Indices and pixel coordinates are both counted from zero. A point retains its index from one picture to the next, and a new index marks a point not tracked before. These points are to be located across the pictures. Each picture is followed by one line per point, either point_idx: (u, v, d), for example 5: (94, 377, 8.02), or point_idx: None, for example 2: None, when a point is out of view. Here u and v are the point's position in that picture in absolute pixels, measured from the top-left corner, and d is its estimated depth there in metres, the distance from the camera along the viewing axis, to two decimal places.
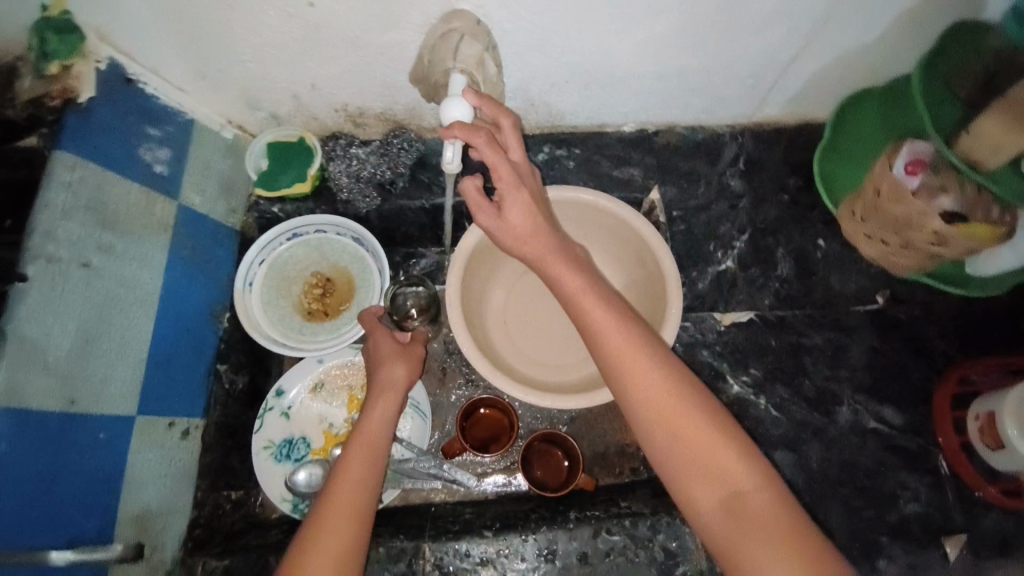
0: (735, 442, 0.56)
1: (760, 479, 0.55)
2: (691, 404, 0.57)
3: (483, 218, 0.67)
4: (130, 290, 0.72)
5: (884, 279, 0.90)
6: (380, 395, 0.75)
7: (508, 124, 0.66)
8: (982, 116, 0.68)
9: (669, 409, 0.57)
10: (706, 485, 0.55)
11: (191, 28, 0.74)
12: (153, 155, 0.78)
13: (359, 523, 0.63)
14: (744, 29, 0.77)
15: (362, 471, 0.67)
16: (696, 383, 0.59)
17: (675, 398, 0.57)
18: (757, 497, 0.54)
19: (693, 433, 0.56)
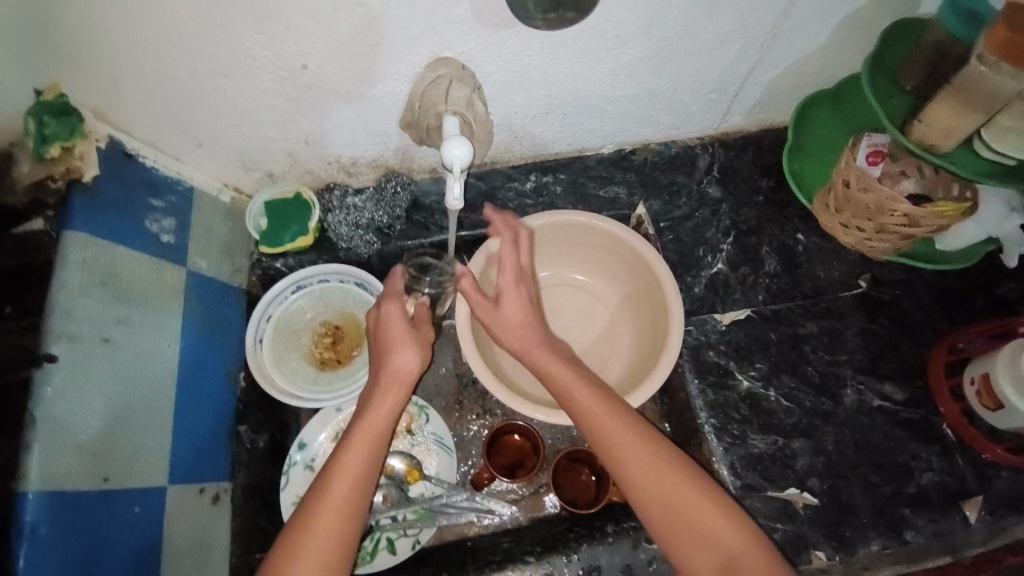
0: (727, 510, 0.65)
1: (748, 544, 0.63)
2: (684, 478, 0.66)
3: (483, 314, 0.78)
4: (149, 362, 0.77)
5: (864, 264, 0.96)
6: (387, 391, 0.72)
7: (522, 234, 0.82)
8: (930, 105, 0.76)
9: (663, 481, 0.66)
10: (702, 554, 0.64)
11: (188, 100, 0.78)
12: (160, 226, 0.82)
13: (348, 534, 0.65)
14: (703, 49, 0.84)
15: (354, 480, 0.67)
16: (686, 463, 0.68)
17: (669, 473, 0.66)
18: (749, 559, 0.63)
19: (690, 506, 0.65)
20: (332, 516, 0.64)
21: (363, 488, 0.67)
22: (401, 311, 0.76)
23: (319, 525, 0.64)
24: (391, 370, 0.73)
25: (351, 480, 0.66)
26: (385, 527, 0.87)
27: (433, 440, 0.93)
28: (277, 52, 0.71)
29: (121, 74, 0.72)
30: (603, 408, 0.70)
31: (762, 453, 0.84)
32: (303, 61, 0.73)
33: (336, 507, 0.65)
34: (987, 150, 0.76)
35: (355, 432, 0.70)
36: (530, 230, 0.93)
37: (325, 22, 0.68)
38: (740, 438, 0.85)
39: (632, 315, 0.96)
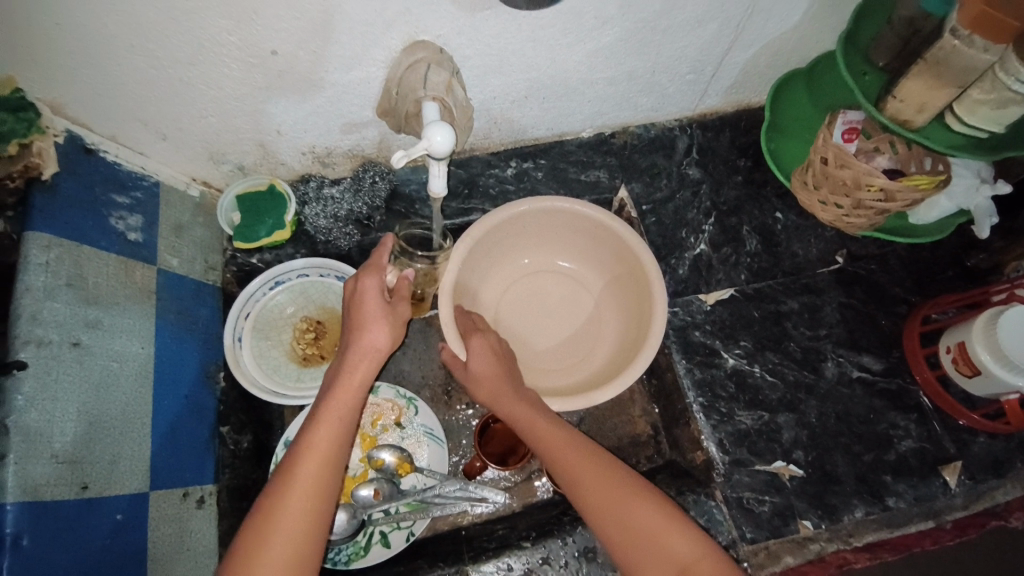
0: (694, 532, 0.66)
1: (703, 552, 0.64)
2: (654, 509, 0.67)
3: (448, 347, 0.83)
4: (125, 364, 0.74)
5: (839, 240, 0.98)
6: (355, 364, 0.72)
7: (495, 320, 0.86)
8: (904, 80, 0.77)
9: (632, 516, 0.67)
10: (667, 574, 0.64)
11: (151, 90, 0.74)
12: (125, 223, 0.79)
13: (317, 514, 0.63)
14: (681, 30, 0.84)
15: (324, 461, 0.65)
16: (644, 486, 0.70)
17: (646, 514, 0.67)
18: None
19: (660, 532, 0.66)
20: (301, 496, 0.63)
21: (333, 466, 0.66)
22: (378, 285, 0.76)
23: (289, 505, 0.63)
24: (361, 346, 0.73)
25: (317, 458, 0.65)
26: (378, 521, 0.87)
27: (423, 432, 0.92)
28: (245, 37, 0.68)
29: (77, 66, 0.67)
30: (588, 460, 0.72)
31: (749, 429, 0.86)
32: (272, 46, 0.70)
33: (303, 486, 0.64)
34: (957, 123, 0.78)
35: (323, 410, 0.69)
36: (517, 217, 0.92)
37: (293, 5, 0.65)
38: (727, 414, 0.87)
39: (615, 301, 0.97)
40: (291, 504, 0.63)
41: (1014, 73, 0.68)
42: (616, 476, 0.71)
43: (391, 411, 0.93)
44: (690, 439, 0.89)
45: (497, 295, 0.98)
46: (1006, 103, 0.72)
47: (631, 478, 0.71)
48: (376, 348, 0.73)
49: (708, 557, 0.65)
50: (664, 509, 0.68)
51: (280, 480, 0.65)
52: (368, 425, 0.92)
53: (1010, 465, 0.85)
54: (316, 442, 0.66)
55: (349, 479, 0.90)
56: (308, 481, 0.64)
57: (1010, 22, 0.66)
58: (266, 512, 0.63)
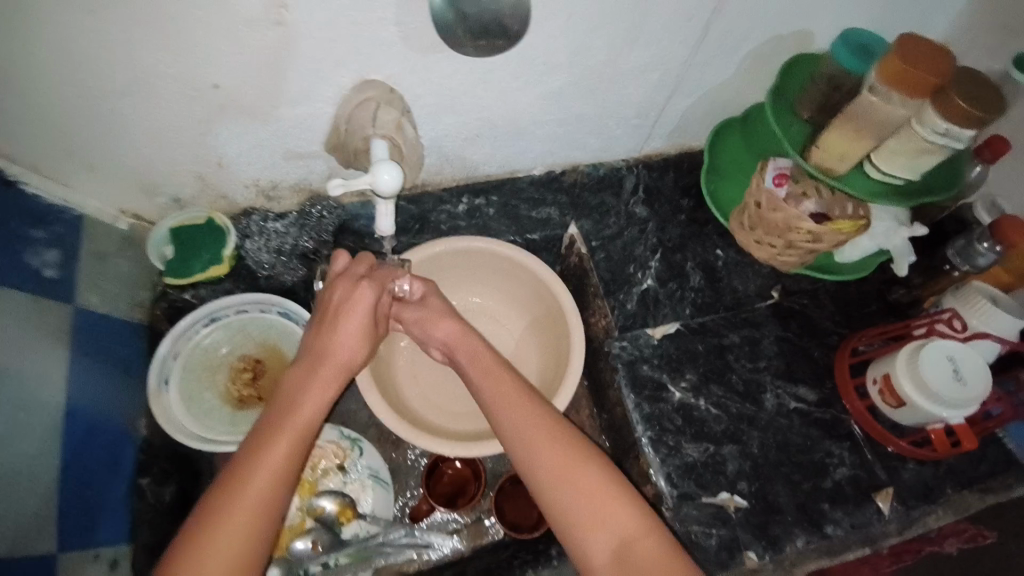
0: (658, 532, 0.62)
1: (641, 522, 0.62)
2: (619, 497, 0.63)
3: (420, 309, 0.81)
4: (36, 413, 0.67)
5: (774, 275, 1.04)
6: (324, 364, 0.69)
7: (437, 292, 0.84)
8: (827, 132, 0.83)
9: (575, 472, 0.64)
10: (599, 534, 0.61)
11: (77, 119, 0.70)
12: (42, 260, 0.73)
13: (261, 530, 0.58)
14: (625, 77, 0.88)
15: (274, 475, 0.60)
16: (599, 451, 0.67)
17: (613, 506, 0.62)
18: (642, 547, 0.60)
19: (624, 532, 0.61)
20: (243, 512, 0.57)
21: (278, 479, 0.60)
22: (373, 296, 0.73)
23: (232, 521, 0.57)
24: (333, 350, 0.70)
25: (268, 466, 0.60)
26: (316, 575, 0.83)
27: (368, 476, 0.88)
28: (184, 70, 0.66)
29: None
30: (559, 448, 0.66)
31: (696, 462, 0.87)
32: (213, 79, 0.68)
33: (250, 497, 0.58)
34: (876, 172, 0.86)
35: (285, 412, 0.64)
36: (429, 256, 0.95)
37: (236, 39, 0.64)
38: (675, 448, 0.88)
39: (536, 340, 1.00)
40: (241, 514, 0.57)
41: (930, 125, 0.75)
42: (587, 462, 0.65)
43: (334, 454, 0.88)
44: (641, 473, 0.90)
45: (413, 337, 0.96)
46: (921, 153, 0.80)
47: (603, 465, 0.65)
48: (342, 357, 0.70)
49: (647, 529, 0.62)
50: (633, 503, 0.63)
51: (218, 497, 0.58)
52: (306, 469, 0.87)
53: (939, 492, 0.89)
54: (268, 456, 0.60)
55: (283, 530, 0.84)
56: (250, 497, 0.58)
57: (925, 78, 0.72)
58: (201, 535, 0.56)
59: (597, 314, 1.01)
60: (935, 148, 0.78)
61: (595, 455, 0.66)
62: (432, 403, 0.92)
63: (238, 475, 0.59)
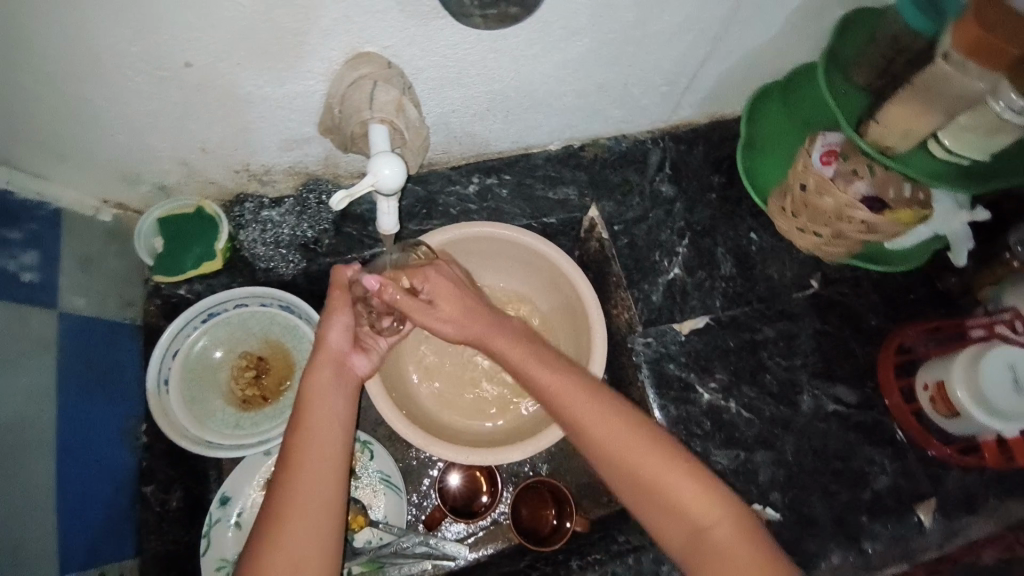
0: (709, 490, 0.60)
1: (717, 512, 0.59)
2: (648, 444, 0.62)
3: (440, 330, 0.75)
4: (21, 434, 0.64)
5: (814, 262, 0.94)
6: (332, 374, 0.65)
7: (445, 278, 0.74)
8: (890, 104, 0.73)
9: (636, 465, 0.61)
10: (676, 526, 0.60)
11: (41, 108, 0.62)
12: (17, 263, 0.67)
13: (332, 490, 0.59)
14: (656, 41, 0.77)
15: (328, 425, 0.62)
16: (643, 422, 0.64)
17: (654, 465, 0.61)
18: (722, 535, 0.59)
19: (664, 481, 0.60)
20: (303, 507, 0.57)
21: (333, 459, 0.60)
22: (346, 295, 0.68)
23: (302, 486, 0.58)
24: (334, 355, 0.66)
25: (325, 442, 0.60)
26: None
27: (380, 480, 0.85)
28: (151, 47, 0.58)
29: None
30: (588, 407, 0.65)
31: (725, 470, 0.82)
32: (185, 57, 0.59)
33: (315, 471, 0.59)
34: (939, 149, 0.74)
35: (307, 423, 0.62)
36: (440, 245, 0.87)
37: (209, 11, 0.55)
38: (703, 454, 0.83)
39: (557, 329, 0.94)
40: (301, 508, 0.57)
41: (1006, 102, 0.64)
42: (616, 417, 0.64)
43: None
44: None
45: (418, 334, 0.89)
46: (995, 131, 0.69)
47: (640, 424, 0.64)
48: (343, 353, 0.67)
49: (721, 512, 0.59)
50: (664, 442, 0.62)
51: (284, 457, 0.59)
52: None
53: (982, 500, 0.84)
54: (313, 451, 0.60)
55: None
56: (315, 458, 0.59)
57: (1010, 50, 0.60)
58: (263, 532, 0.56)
59: (619, 306, 0.94)
60: (1012, 128, 0.67)
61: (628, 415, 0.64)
62: (445, 405, 0.87)
63: (304, 435, 0.61)
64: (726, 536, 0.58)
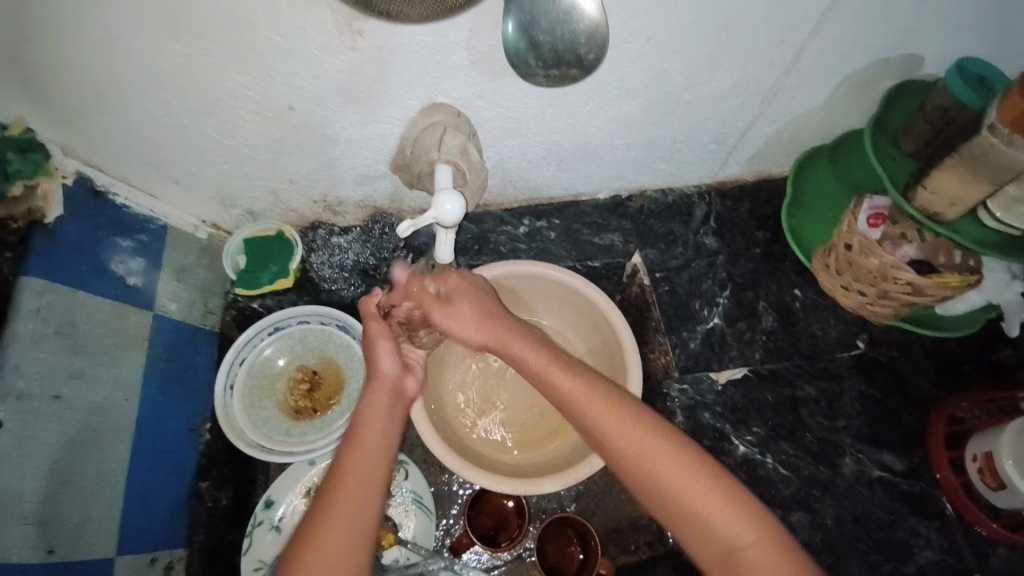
0: (732, 498, 0.60)
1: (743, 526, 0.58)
2: (668, 447, 0.62)
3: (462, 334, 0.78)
4: (106, 418, 0.72)
5: (861, 323, 0.94)
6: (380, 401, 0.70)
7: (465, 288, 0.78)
8: (937, 171, 0.74)
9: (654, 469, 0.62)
10: (699, 536, 0.59)
11: (165, 137, 0.74)
12: (126, 267, 0.78)
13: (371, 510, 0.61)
14: (705, 102, 0.82)
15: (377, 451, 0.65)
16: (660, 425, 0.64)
17: (674, 470, 0.61)
18: (750, 550, 0.58)
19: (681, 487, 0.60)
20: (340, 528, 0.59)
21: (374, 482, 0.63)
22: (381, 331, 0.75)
23: (339, 513, 0.60)
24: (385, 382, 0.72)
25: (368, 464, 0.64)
26: None
27: (412, 500, 0.88)
28: (263, 92, 0.68)
29: (95, 112, 0.68)
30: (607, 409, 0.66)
31: None
32: (289, 102, 0.70)
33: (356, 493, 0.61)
34: (990, 219, 0.75)
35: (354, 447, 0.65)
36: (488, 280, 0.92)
37: (314, 65, 0.65)
38: None
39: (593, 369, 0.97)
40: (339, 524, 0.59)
41: None
42: (636, 422, 0.64)
43: None
44: None
45: (461, 361, 0.94)
46: None
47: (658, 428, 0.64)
48: (395, 378, 0.73)
49: (750, 526, 0.58)
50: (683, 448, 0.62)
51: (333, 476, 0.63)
52: None
53: None
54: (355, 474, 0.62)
55: None
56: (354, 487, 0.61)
57: None
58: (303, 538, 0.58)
59: (657, 351, 0.96)
60: None
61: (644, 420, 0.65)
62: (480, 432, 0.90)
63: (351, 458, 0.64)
64: (761, 557, 0.57)
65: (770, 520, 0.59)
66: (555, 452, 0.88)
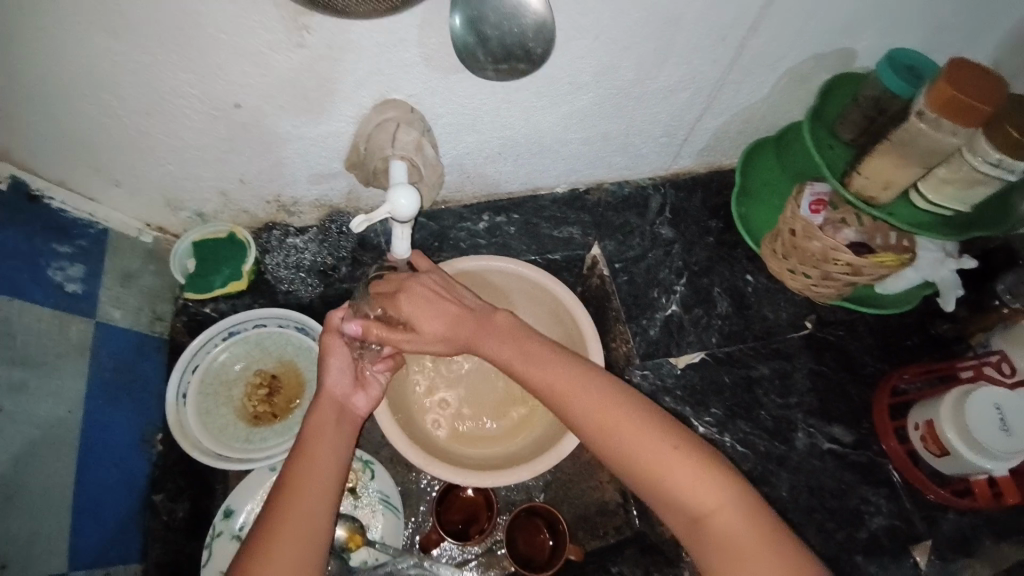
0: (699, 464, 0.61)
1: (712, 495, 0.59)
2: (633, 421, 0.63)
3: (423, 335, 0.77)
4: (51, 431, 0.69)
5: (809, 305, 0.98)
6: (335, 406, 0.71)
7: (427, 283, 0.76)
8: (871, 156, 0.78)
9: (620, 444, 0.63)
10: (672, 509, 0.61)
11: (102, 138, 0.71)
12: (64, 274, 0.74)
13: (314, 547, 0.60)
14: (655, 96, 0.85)
15: (315, 483, 0.64)
16: (627, 398, 0.65)
17: (641, 444, 0.62)
18: (720, 518, 0.59)
19: (649, 458, 0.62)
20: (290, 533, 0.60)
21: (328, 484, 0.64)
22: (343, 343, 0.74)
23: (290, 514, 0.61)
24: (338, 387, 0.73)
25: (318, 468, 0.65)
26: None
27: (379, 500, 0.87)
28: (206, 90, 0.66)
29: (25, 112, 0.65)
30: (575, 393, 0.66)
31: None
32: (235, 99, 0.68)
33: (308, 494, 0.62)
34: (922, 201, 0.80)
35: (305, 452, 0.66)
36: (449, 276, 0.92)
37: (261, 63, 0.63)
38: None
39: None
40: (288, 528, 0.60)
41: (983, 156, 0.70)
42: (604, 399, 0.65)
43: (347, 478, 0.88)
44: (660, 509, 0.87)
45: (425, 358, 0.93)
46: (972, 183, 0.74)
47: (625, 404, 0.65)
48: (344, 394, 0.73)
49: (719, 495, 0.60)
50: (649, 422, 0.63)
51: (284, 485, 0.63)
52: None
53: (980, 546, 0.84)
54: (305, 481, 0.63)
55: None
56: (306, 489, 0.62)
57: (977, 107, 0.67)
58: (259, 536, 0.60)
59: (619, 339, 0.97)
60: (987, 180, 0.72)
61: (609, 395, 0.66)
62: (447, 428, 0.90)
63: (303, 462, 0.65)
64: (736, 525, 0.58)
65: (742, 484, 0.60)
66: (522, 443, 0.88)
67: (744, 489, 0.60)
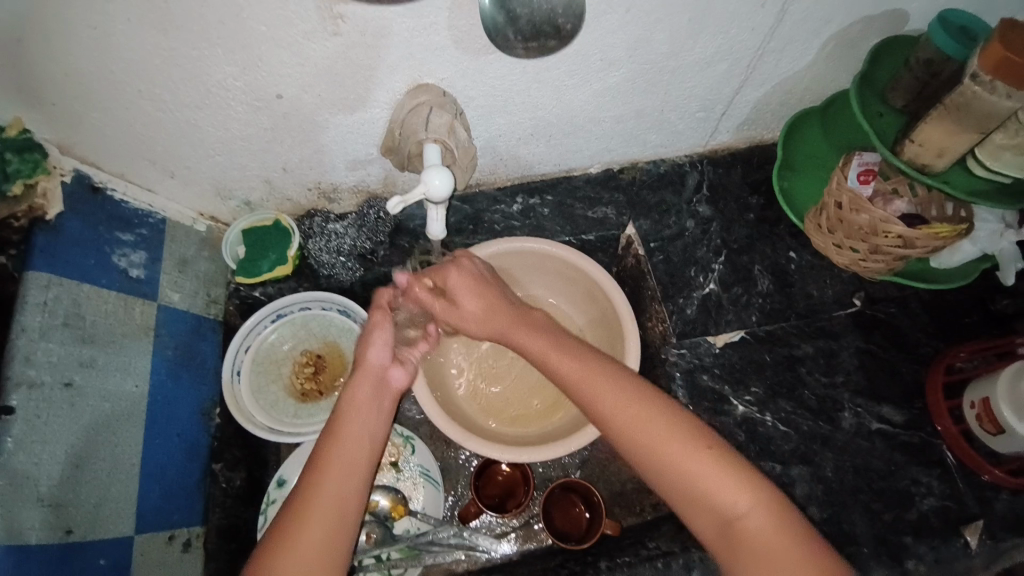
0: (730, 469, 0.61)
1: (743, 500, 0.59)
2: (666, 426, 0.63)
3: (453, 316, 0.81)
4: (117, 404, 0.75)
5: (857, 281, 0.94)
6: (355, 407, 0.69)
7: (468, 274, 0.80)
8: (923, 124, 0.74)
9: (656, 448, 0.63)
10: (701, 514, 0.60)
11: (158, 133, 0.75)
12: (127, 260, 0.80)
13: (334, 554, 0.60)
14: (690, 69, 0.82)
15: (337, 489, 0.63)
16: (660, 403, 0.65)
17: (674, 449, 0.62)
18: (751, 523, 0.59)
19: (682, 464, 0.61)
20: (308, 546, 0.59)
21: (348, 492, 0.63)
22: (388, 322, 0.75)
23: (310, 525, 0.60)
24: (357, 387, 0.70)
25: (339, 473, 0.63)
26: (368, 568, 0.84)
27: (420, 473, 0.91)
28: (249, 82, 0.69)
29: (87, 109, 0.69)
30: (608, 392, 0.67)
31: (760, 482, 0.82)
32: (276, 90, 0.71)
33: (328, 502, 0.61)
34: (979, 168, 0.75)
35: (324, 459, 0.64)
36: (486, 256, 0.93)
37: (299, 53, 0.66)
38: None
39: (594, 341, 0.97)
40: (308, 538, 0.59)
41: None
42: (639, 402, 0.66)
43: (389, 452, 0.91)
44: None
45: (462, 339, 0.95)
46: None
47: (659, 412, 0.65)
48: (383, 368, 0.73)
49: (749, 501, 0.59)
50: (682, 429, 0.63)
51: (301, 496, 0.62)
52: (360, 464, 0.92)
53: None
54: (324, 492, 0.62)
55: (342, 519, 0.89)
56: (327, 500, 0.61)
57: None
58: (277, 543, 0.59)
59: (655, 319, 0.96)
60: None
61: (645, 399, 0.66)
62: (485, 406, 0.92)
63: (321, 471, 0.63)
64: (765, 531, 0.58)
65: (767, 494, 0.60)
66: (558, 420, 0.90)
67: (767, 499, 0.59)
